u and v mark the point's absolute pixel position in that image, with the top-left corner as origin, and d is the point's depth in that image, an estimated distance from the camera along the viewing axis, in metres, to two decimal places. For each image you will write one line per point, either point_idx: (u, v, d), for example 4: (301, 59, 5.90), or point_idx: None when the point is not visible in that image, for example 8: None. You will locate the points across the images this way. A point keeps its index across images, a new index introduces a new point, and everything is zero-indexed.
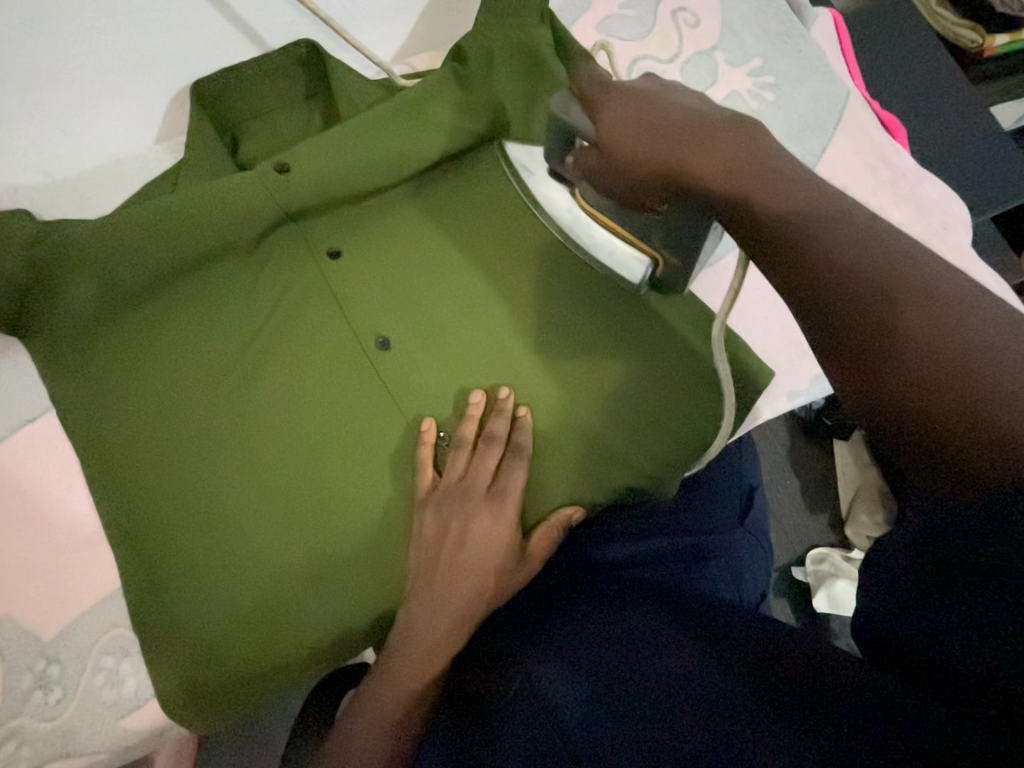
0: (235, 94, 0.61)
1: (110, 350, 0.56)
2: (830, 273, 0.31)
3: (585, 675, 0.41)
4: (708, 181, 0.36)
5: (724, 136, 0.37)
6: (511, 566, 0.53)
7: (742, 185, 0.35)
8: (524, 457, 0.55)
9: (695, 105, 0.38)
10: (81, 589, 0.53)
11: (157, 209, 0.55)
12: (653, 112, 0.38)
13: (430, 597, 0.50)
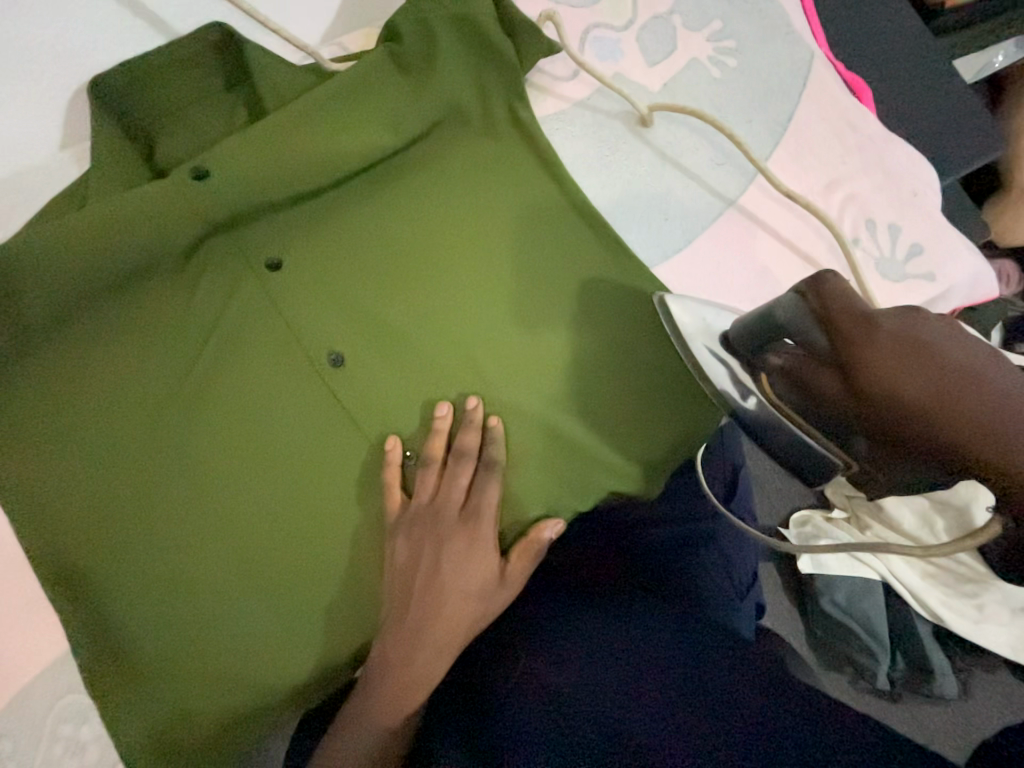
0: (143, 89, 0.54)
1: (30, 390, 0.50)
2: (998, 461, 0.37)
3: (602, 670, 0.45)
4: (899, 411, 0.40)
5: (936, 365, 0.40)
6: (491, 585, 0.51)
7: (931, 414, 0.39)
8: (497, 471, 0.52)
9: (937, 340, 0.41)
10: (28, 655, 0.48)
11: (64, 229, 0.49)
12: (907, 342, 0.41)
13: (407, 626, 0.48)
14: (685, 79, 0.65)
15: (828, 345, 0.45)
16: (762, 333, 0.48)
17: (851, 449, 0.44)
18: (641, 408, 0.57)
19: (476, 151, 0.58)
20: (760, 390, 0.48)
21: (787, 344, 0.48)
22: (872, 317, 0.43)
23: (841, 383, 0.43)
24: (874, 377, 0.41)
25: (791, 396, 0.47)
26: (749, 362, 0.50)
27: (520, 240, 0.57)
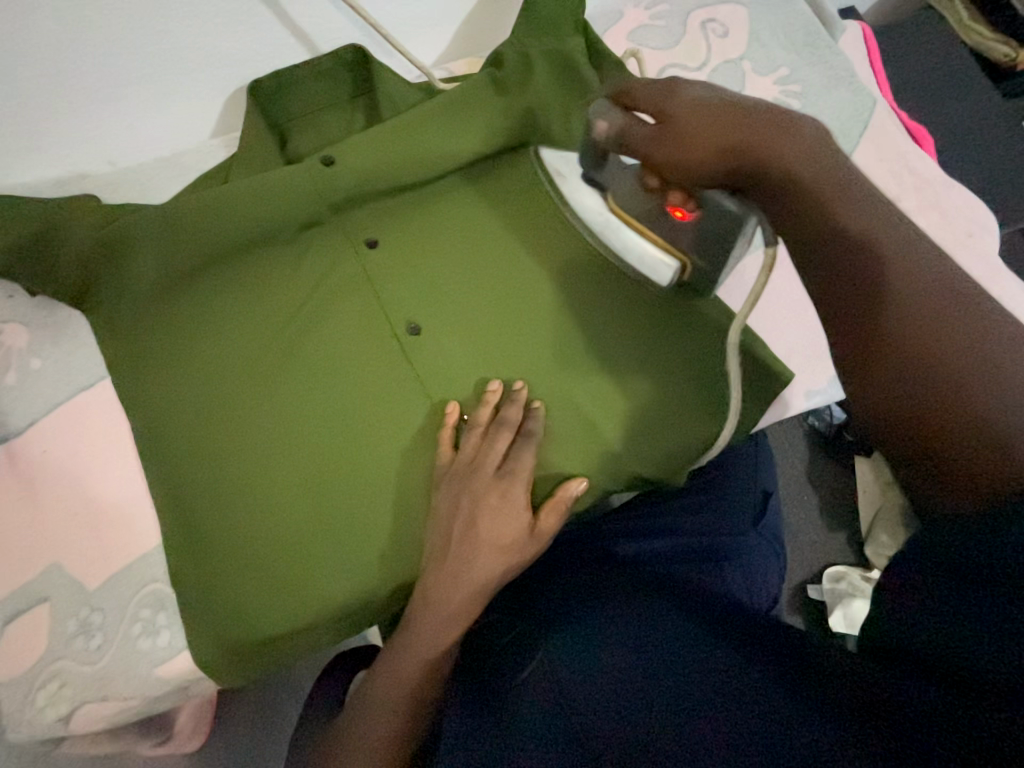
0: (286, 93, 0.65)
1: (162, 322, 0.60)
2: (936, 369, 0.34)
3: (599, 657, 0.46)
4: (767, 171, 0.39)
5: (751, 120, 0.40)
6: (522, 541, 0.54)
7: (741, 158, 0.39)
8: (533, 441, 0.57)
9: (729, 98, 0.41)
10: (126, 544, 0.56)
11: (211, 195, 0.59)
12: (669, 102, 0.42)
13: (444, 569, 0.53)
14: None
15: (666, 139, 0.41)
16: (594, 153, 0.51)
17: (680, 244, 0.53)
18: (681, 404, 0.61)
19: (553, 164, 0.66)
20: (606, 203, 0.57)
21: (608, 117, 0.44)
22: (674, 87, 0.42)
23: (659, 132, 0.42)
24: (684, 162, 0.41)
25: (631, 197, 0.53)
26: (596, 181, 0.56)
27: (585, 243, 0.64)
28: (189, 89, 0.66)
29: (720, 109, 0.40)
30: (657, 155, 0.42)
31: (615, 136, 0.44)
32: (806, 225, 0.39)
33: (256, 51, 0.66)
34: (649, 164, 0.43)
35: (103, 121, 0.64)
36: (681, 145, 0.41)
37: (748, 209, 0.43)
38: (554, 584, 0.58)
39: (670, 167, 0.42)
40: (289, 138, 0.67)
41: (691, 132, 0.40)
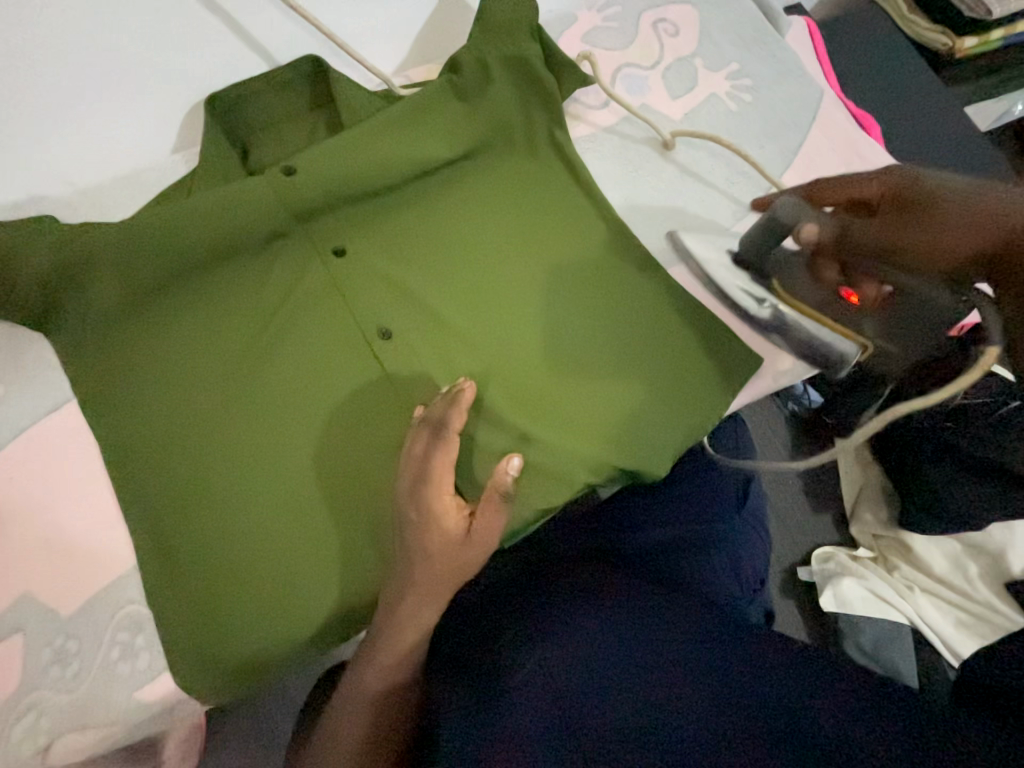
0: (246, 106, 0.65)
1: (128, 340, 0.60)
2: (951, 213, 0.50)
3: (586, 667, 0.47)
4: (873, 235, 0.52)
5: (871, 215, 0.54)
6: (458, 542, 0.51)
7: (894, 241, 0.51)
8: (450, 433, 0.51)
9: (854, 180, 0.57)
10: (101, 567, 0.55)
11: (174, 210, 0.59)
12: (856, 192, 0.56)
13: (396, 579, 0.52)
14: (704, 111, 0.73)
15: (875, 226, 0.52)
16: (767, 241, 0.57)
17: (863, 332, 0.53)
18: (656, 394, 0.62)
19: (516, 166, 0.67)
20: (775, 295, 0.57)
21: (815, 220, 0.55)
22: (841, 203, 0.56)
23: (853, 223, 0.53)
24: (919, 239, 0.51)
25: (855, 321, 0.53)
26: (762, 270, 0.58)
27: (553, 241, 0.65)
28: (146, 106, 0.66)
29: (878, 178, 0.55)
30: (897, 234, 0.51)
31: (831, 236, 0.54)
32: (908, 221, 0.51)
33: (213, 66, 0.66)
34: (896, 252, 0.51)
35: (57, 141, 0.64)
36: (914, 242, 0.51)
37: (940, 294, 0.51)
38: (541, 577, 0.59)
39: (889, 251, 0.51)
40: (250, 150, 0.67)
41: (899, 208, 0.53)
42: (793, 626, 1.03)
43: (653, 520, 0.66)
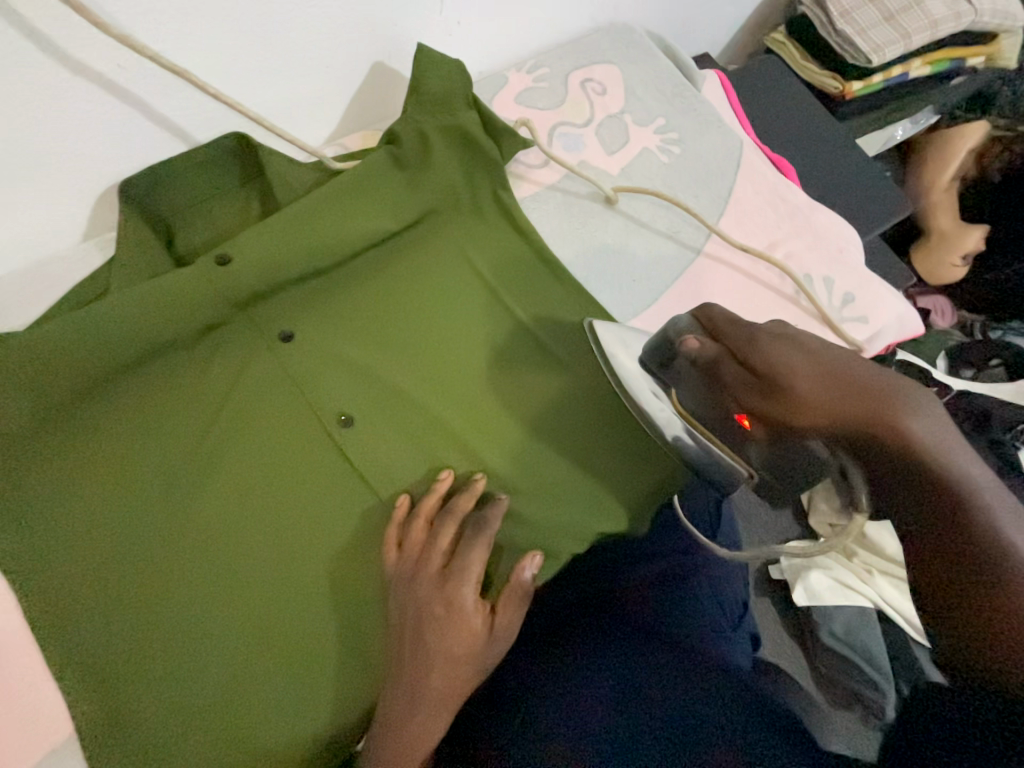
0: (166, 188, 0.60)
1: (43, 466, 0.52)
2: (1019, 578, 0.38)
3: (582, 714, 0.48)
4: (847, 414, 0.45)
5: (824, 368, 0.47)
6: (482, 644, 0.51)
7: (877, 408, 0.44)
8: (485, 534, 0.53)
9: (819, 346, 0.49)
10: (35, 735, 0.49)
11: (85, 317, 0.52)
12: (795, 341, 0.50)
13: (403, 689, 0.49)
14: (639, 165, 0.76)
15: (758, 390, 0.49)
16: (665, 351, 0.55)
17: (746, 460, 0.51)
18: (629, 449, 0.63)
19: (465, 232, 0.67)
20: (671, 403, 0.54)
21: (704, 340, 0.53)
22: (766, 346, 0.49)
23: (749, 378, 0.49)
24: (780, 406, 0.48)
25: (765, 461, 0.50)
26: (659, 378, 0.55)
27: (511, 305, 0.65)
28: (40, 194, 0.57)
29: (907, 407, 0.44)
30: (779, 384, 0.48)
31: (705, 356, 0.52)
32: (861, 409, 0.45)
33: (117, 147, 0.59)
34: (735, 392, 0.50)
35: None
36: (768, 392, 0.48)
37: (802, 448, 0.48)
38: (545, 635, 0.60)
39: (766, 415, 0.48)
40: (175, 234, 0.62)
41: (784, 373, 0.48)
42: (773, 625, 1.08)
43: (637, 558, 0.68)
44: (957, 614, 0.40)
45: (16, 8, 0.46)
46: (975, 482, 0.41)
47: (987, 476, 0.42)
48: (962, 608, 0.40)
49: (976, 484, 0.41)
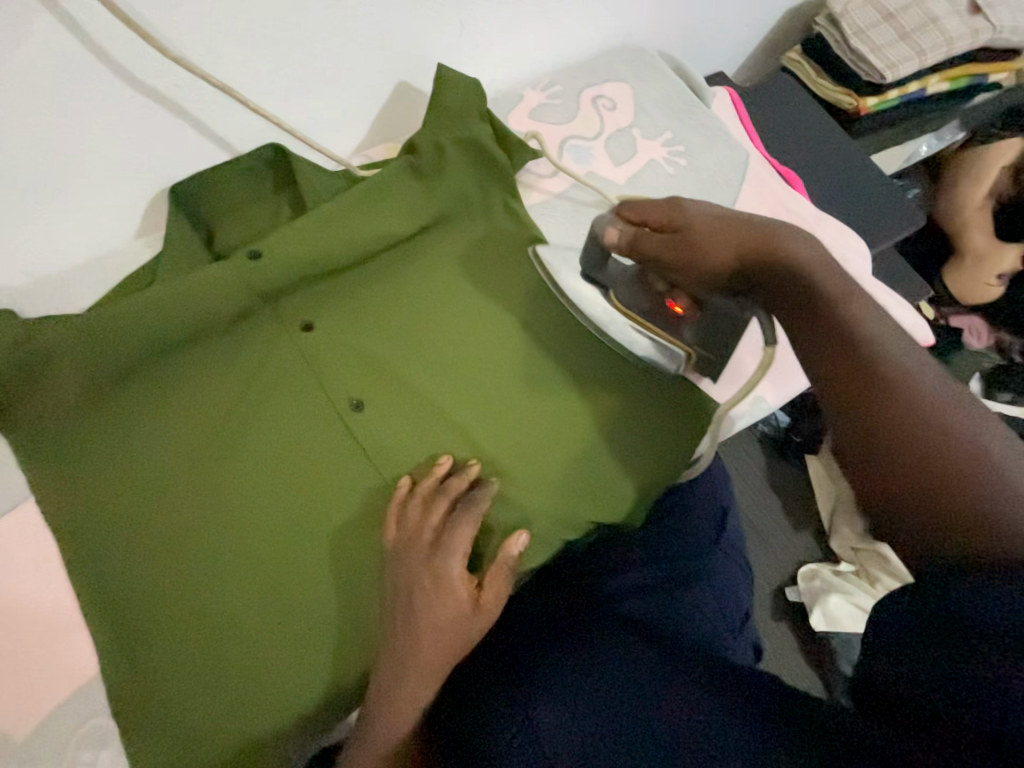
0: (210, 192, 0.68)
1: (89, 435, 0.58)
2: (929, 427, 0.43)
3: (570, 714, 0.48)
4: (758, 273, 0.54)
5: (731, 224, 0.55)
6: (468, 614, 0.53)
7: (771, 256, 0.53)
8: (474, 514, 0.57)
9: (722, 207, 0.57)
10: (65, 675, 0.54)
11: (136, 303, 0.59)
12: (710, 207, 0.57)
13: (395, 657, 0.52)
14: (645, 175, 0.79)
15: (677, 248, 0.56)
16: (600, 259, 0.62)
17: (684, 338, 0.61)
18: (626, 447, 0.65)
19: (476, 236, 0.71)
20: (609, 303, 0.63)
21: (619, 229, 0.59)
22: (688, 228, 0.56)
23: (671, 243, 0.57)
24: (700, 270, 0.56)
25: (704, 333, 0.60)
26: (599, 284, 0.63)
27: (515, 304, 0.69)
28: (104, 196, 0.65)
29: (819, 309, 0.50)
30: (694, 253, 0.56)
31: (627, 242, 0.59)
32: (772, 268, 0.53)
33: (171, 155, 0.66)
34: (659, 262, 0.58)
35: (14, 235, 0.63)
36: (684, 257, 0.56)
37: (723, 304, 0.57)
38: (542, 623, 0.60)
39: (688, 270, 0.57)
40: (215, 232, 0.69)
41: (700, 247, 0.56)
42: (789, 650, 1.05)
43: (640, 560, 0.74)
44: (890, 474, 0.44)
45: (90, 34, 0.53)
46: (884, 338, 0.47)
47: (894, 334, 0.47)
48: (895, 468, 0.43)
49: (881, 342, 0.47)
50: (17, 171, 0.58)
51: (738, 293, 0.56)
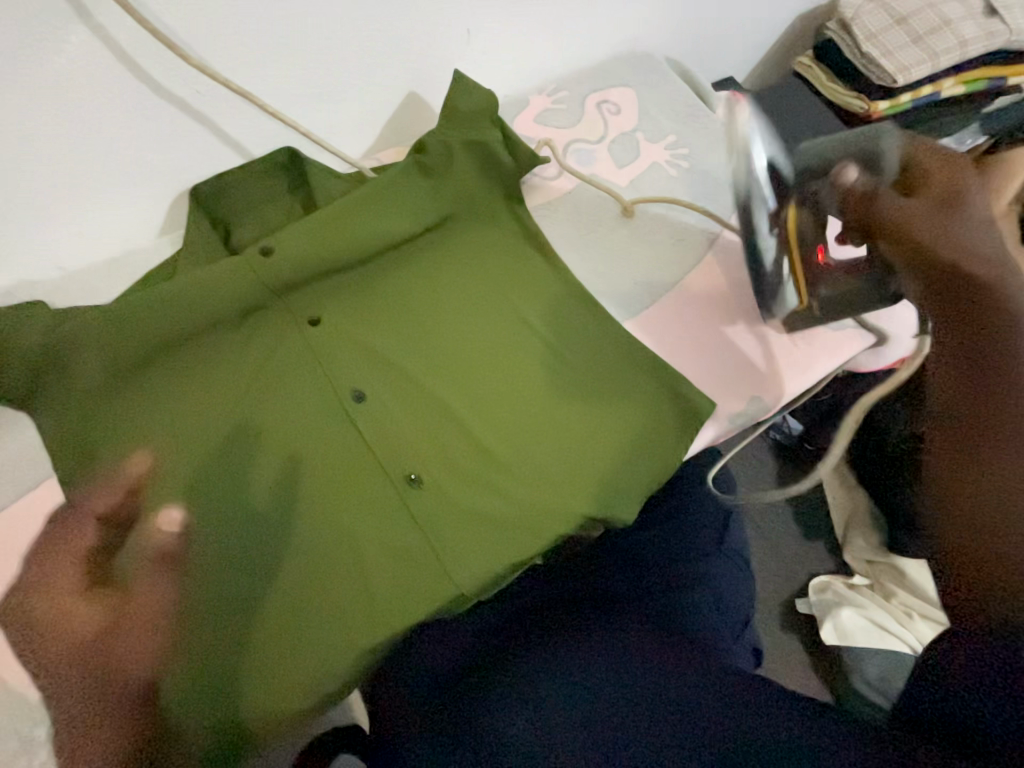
0: (228, 192, 0.71)
1: (108, 418, 0.61)
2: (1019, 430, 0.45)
3: (573, 703, 0.54)
4: (955, 251, 0.52)
5: (933, 215, 0.54)
6: (81, 601, 0.56)
7: (965, 252, 0.51)
8: (113, 484, 0.60)
9: (984, 210, 0.54)
10: (78, 643, 0.57)
11: (156, 296, 0.62)
12: (964, 197, 0.54)
13: (39, 638, 0.55)
14: (649, 178, 0.80)
15: (911, 213, 0.55)
16: (817, 178, 0.63)
17: (858, 272, 0.64)
18: (623, 443, 0.65)
19: (480, 235, 0.73)
20: (779, 221, 0.66)
21: (851, 174, 0.59)
22: (961, 190, 0.54)
23: (905, 204, 0.55)
24: (930, 229, 0.53)
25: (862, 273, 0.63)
26: (805, 201, 0.64)
27: (516, 301, 0.70)
28: (130, 195, 0.69)
29: (978, 240, 0.52)
30: (914, 218, 0.54)
31: (859, 196, 0.58)
32: (965, 267, 0.51)
33: (192, 156, 0.70)
34: (893, 232, 0.56)
35: (46, 230, 0.67)
36: (931, 229, 0.53)
37: (872, 278, 0.62)
38: (539, 623, 0.67)
39: (894, 219, 0.56)
40: (231, 230, 0.72)
41: (948, 201, 0.54)
42: (800, 668, 1.03)
43: (638, 562, 0.76)
44: (953, 458, 0.47)
45: (124, 46, 0.58)
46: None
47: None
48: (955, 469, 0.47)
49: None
50: (49, 168, 0.62)
51: (886, 281, 0.61)
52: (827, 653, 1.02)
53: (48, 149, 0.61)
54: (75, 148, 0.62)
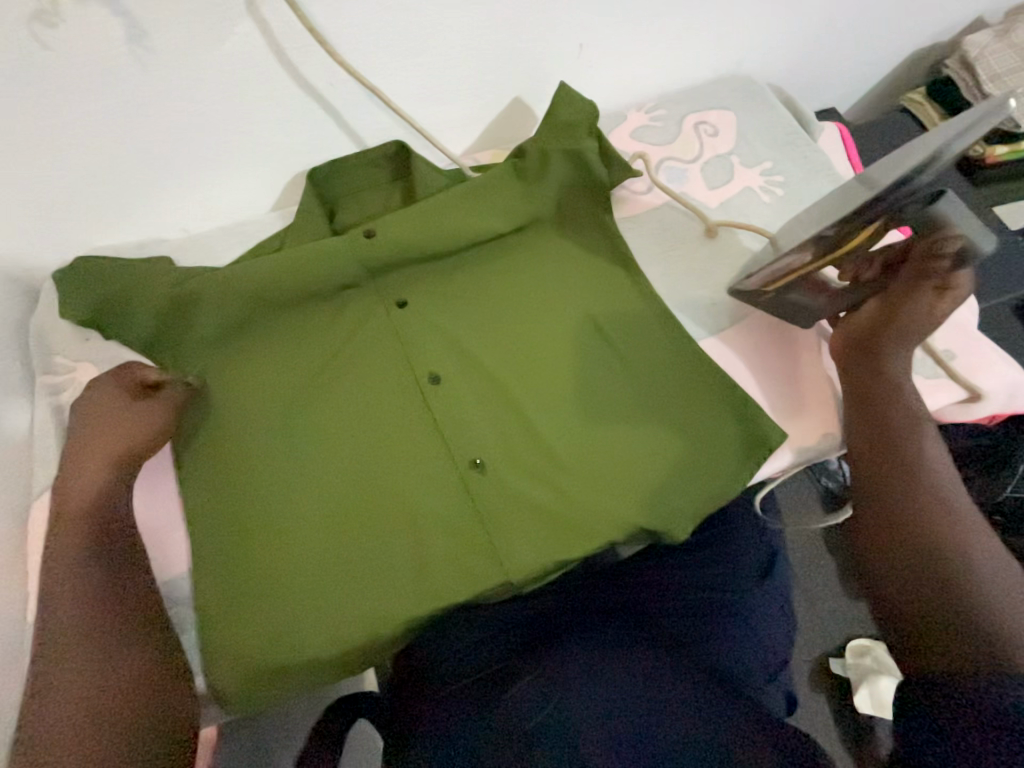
0: (339, 177, 0.77)
1: (214, 370, 0.68)
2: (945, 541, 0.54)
3: (598, 693, 0.57)
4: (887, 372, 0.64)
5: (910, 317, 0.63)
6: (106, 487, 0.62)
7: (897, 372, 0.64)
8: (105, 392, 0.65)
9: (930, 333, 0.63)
10: (164, 564, 0.64)
11: (269, 264, 0.68)
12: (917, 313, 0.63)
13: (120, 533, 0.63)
14: (740, 202, 0.80)
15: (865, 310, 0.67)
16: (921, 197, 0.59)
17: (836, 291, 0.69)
18: (685, 462, 0.65)
19: (566, 240, 0.75)
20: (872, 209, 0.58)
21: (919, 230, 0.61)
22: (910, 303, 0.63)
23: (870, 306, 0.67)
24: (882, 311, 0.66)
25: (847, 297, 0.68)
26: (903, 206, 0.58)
27: (592, 308, 0.72)
28: (254, 171, 0.76)
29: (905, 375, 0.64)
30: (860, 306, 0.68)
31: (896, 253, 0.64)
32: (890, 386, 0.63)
33: (312, 141, 0.76)
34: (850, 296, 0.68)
35: (180, 195, 0.75)
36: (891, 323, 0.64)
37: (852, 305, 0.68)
38: (574, 624, 0.69)
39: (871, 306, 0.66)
40: (336, 212, 0.78)
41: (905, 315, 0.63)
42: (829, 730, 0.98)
43: (684, 584, 0.74)
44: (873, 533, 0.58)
45: (278, 40, 0.64)
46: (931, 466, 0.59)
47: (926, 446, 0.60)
48: (883, 539, 0.57)
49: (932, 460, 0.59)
50: (193, 140, 0.70)
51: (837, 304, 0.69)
52: (861, 718, 0.97)
53: (197, 125, 0.68)
54: (218, 125, 0.69)
